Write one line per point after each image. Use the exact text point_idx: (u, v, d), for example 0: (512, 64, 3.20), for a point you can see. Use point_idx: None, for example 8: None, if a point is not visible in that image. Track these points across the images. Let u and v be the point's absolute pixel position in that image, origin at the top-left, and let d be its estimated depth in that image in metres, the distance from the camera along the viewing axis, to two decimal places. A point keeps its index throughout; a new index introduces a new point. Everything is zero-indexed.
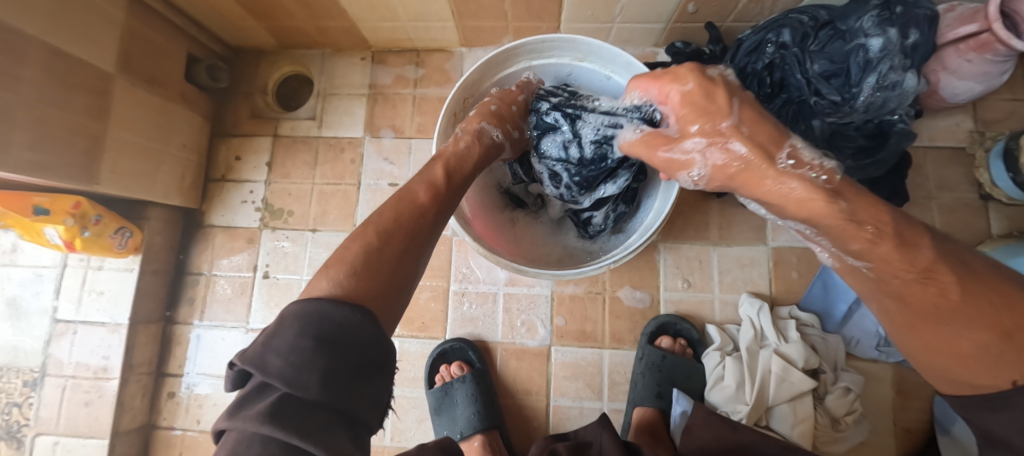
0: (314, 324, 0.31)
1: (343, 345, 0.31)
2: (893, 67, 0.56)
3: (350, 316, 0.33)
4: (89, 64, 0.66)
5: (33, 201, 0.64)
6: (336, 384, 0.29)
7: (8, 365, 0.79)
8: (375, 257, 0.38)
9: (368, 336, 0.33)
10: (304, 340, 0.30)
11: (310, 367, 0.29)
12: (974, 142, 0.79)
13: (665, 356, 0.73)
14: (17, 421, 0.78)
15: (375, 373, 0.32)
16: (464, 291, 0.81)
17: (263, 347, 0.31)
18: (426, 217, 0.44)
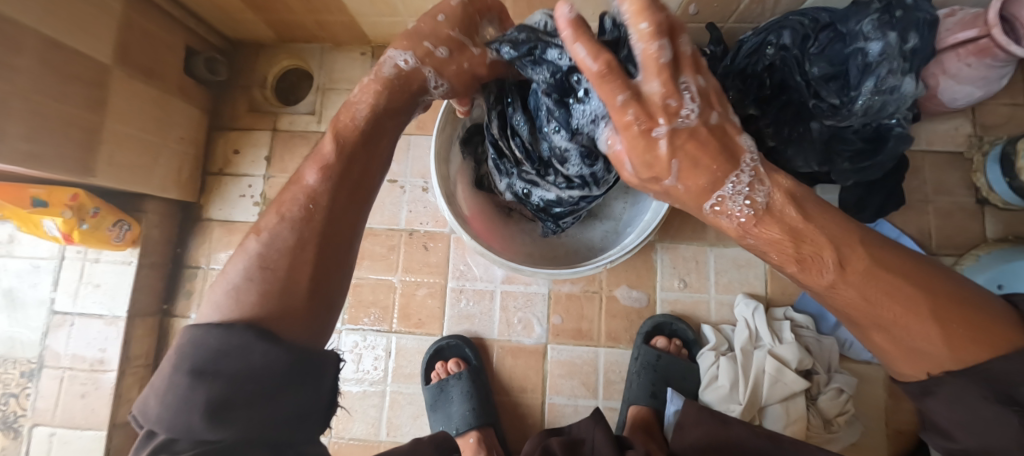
0: (193, 357, 0.29)
1: (226, 377, 0.29)
2: (892, 70, 0.56)
3: (230, 338, 0.30)
4: (85, 55, 0.65)
5: (30, 193, 0.63)
6: (223, 417, 0.28)
7: (4, 355, 0.79)
8: (280, 262, 0.33)
9: (256, 359, 0.29)
10: (184, 377, 0.29)
11: (193, 406, 0.28)
12: (972, 147, 0.80)
13: (660, 356, 0.73)
14: (14, 411, 0.78)
15: (284, 386, 0.30)
16: (462, 289, 0.81)
17: (153, 386, 0.31)
18: (324, 201, 0.36)
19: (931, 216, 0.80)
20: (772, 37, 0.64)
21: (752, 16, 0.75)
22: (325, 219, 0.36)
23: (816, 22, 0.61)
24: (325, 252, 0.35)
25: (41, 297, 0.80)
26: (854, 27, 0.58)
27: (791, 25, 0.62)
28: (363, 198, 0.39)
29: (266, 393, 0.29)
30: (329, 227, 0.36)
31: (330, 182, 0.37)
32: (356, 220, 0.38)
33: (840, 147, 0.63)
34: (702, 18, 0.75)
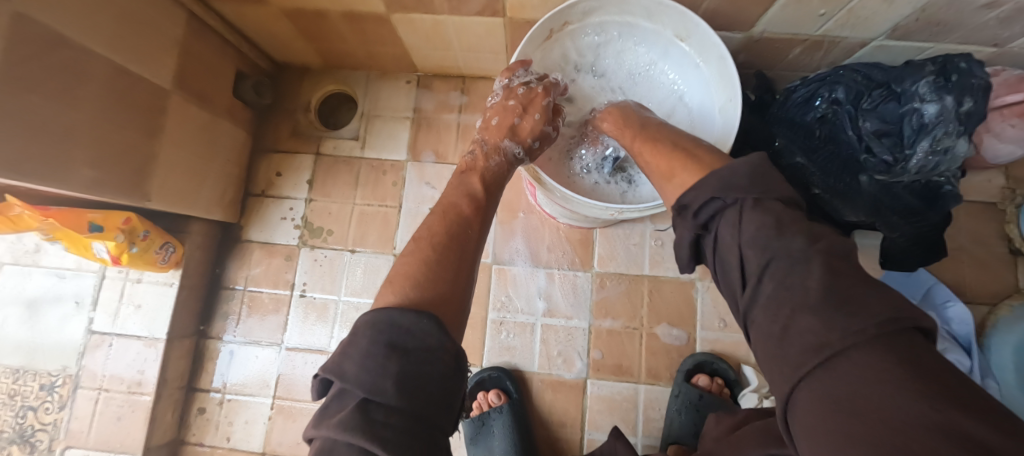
0: (385, 331, 0.36)
1: (410, 356, 0.35)
2: (947, 132, 0.58)
3: (416, 322, 0.37)
4: (148, 82, 0.66)
5: (88, 218, 0.63)
6: (406, 392, 0.33)
7: (25, 367, 0.78)
8: (432, 269, 0.43)
9: (435, 342, 0.36)
10: (380, 347, 0.35)
11: (386, 375, 0.33)
12: (1005, 199, 0.82)
13: (703, 395, 0.73)
14: (31, 425, 0.77)
15: (446, 377, 0.36)
16: (503, 321, 0.82)
17: (341, 356, 0.36)
18: (456, 237, 0.47)
19: (966, 265, 0.81)
20: (825, 90, 0.66)
21: (799, 66, 0.76)
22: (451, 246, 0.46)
23: (870, 80, 0.64)
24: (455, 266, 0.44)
25: (67, 306, 0.80)
26: (911, 87, 0.60)
27: (846, 81, 0.65)
28: (479, 230, 0.50)
29: (435, 381, 0.35)
30: (458, 249, 0.46)
31: (464, 219, 0.50)
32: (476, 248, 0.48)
33: (893, 202, 0.64)
34: (749, 66, 0.77)
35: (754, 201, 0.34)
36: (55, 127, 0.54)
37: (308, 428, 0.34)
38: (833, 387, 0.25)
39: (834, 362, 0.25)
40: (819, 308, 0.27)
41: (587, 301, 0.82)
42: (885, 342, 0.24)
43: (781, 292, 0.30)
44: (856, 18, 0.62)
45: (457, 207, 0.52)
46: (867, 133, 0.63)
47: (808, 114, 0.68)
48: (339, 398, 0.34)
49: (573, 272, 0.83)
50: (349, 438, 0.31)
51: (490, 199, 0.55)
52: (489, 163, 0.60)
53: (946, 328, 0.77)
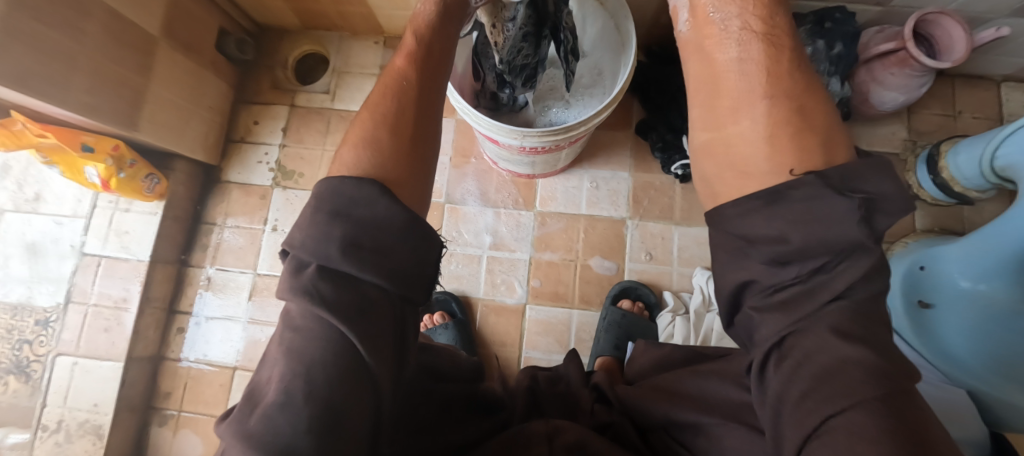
0: (336, 202, 0.33)
1: (358, 222, 0.33)
2: (820, 72, 0.68)
3: (364, 191, 0.34)
4: (138, 26, 0.75)
5: (81, 139, 0.73)
6: (355, 255, 0.31)
7: (22, 305, 0.88)
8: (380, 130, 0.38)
9: (388, 212, 0.34)
10: (324, 217, 0.33)
11: (331, 240, 0.32)
12: (905, 149, 0.91)
13: (625, 314, 0.82)
14: (27, 356, 0.87)
15: (405, 242, 0.34)
16: (453, 252, 0.91)
17: (300, 230, 0.33)
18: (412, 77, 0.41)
19: None
20: None
21: None
22: (403, 97, 0.40)
23: None
24: (413, 106, 0.39)
25: (64, 251, 0.89)
26: (792, 35, 0.69)
27: None
28: (438, 77, 0.43)
29: (388, 243, 0.33)
30: (407, 93, 0.40)
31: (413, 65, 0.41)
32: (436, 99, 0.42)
33: None
34: None
35: (867, 165, 0.28)
36: (62, 56, 0.63)
37: (280, 295, 0.32)
38: (807, 364, 0.27)
39: (830, 356, 0.26)
40: (848, 327, 0.26)
41: (529, 236, 0.91)
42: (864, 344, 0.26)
43: (817, 294, 0.27)
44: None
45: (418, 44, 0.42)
46: None
47: None
48: (293, 271, 0.32)
49: (517, 211, 0.92)
50: (305, 306, 0.30)
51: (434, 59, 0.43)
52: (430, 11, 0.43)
53: None
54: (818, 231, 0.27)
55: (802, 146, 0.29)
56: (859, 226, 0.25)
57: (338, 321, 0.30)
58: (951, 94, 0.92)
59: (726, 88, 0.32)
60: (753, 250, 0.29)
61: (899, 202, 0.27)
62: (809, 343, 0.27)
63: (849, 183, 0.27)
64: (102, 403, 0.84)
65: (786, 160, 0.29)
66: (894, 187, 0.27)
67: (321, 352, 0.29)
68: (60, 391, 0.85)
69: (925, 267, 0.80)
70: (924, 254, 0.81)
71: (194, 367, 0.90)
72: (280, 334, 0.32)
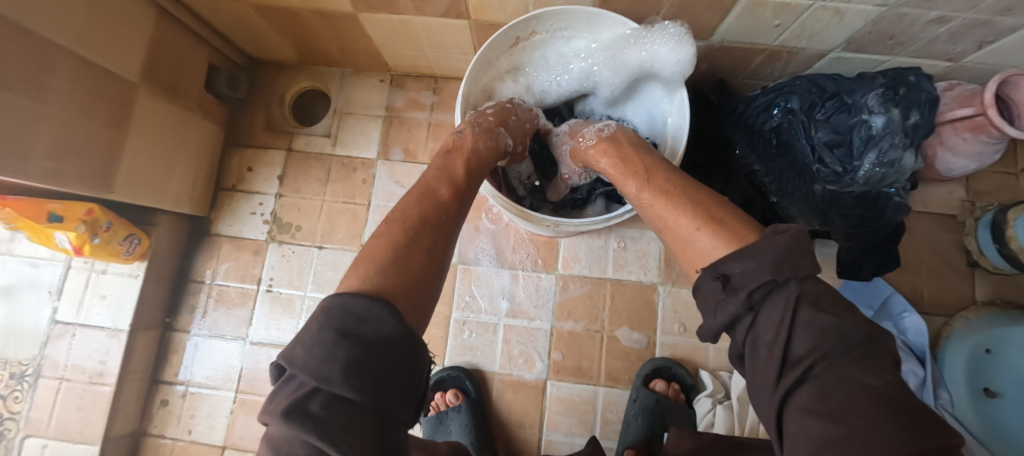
0: (336, 317, 0.34)
1: (362, 345, 0.33)
2: (893, 145, 0.59)
3: (371, 310, 0.35)
4: (114, 74, 0.66)
5: (47, 207, 0.63)
6: (358, 380, 0.31)
7: None
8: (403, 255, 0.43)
9: (391, 329, 0.35)
10: (330, 335, 0.33)
11: (333, 361, 0.31)
12: (964, 210, 0.83)
13: (659, 400, 0.74)
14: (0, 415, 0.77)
15: (404, 364, 0.34)
16: (466, 320, 0.82)
17: (293, 342, 0.33)
18: (445, 213, 0.49)
19: (924, 276, 0.82)
20: (781, 99, 0.67)
21: (762, 75, 0.77)
22: (425, 228, 0.46)
23: (822, 89, 0.64)
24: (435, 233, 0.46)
25: (40, 294, 0.80)
26: (860, 99, 0.61)
27: (800, 89, 0.65)
28: (463, 211, 0.53)
29: (393, 368, 0.33)
30: (437, 225, 0.47)
31: (453, 199, 0.51)
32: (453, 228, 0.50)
33: (838, 208, 0.65)
34: (714, 73, 0.78)
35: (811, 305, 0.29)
36: (20, 120, 0.55)
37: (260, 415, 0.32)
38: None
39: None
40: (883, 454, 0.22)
41: (549, 303, 0.82)
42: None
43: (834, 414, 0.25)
44: (812, 29, 0.63)
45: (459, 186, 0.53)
46: (819, 142, 0.63)
47: (766, 123, 0.69)
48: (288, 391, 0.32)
49: (536, 274, 0.83)
50: (297, 432, 0.29)
51: (468, 184, 0.55)
52: (477, 145, 0.59)
53: (901, 338, 0.78)
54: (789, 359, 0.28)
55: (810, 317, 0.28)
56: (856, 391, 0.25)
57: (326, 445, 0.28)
58: (1013, 151, 0.84)
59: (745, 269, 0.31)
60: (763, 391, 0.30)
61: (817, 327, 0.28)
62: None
63: (778, 299, 0.30)
64: None
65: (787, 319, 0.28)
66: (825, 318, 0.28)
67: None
68: None
69: (992, 351, 0.73)
70: (992, 336, 0.73)
71: (178, 445, 0.82)
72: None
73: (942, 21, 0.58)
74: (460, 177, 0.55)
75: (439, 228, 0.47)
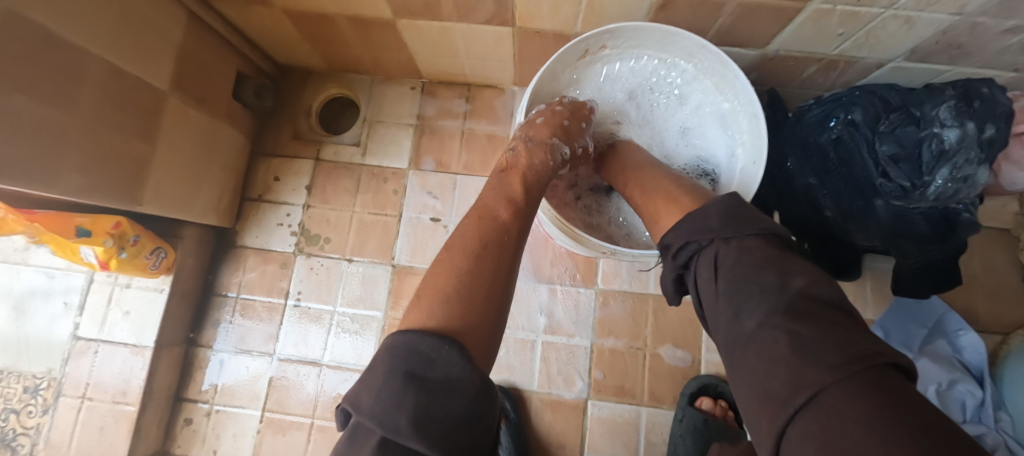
0: (404, 358, 0.32)
1: (432, 391, 0.30)
2: (969, 160, 0.56)
3: (439, 349, 0.33)
4: (145, 83, 0.63)
5: (76, 221, 0.60)
6: (429, 433, 0.29)
7: (9, 370, 0.76)
8: (465, 284, 0.39)
9: (457, 372, 0.32)
10: (397, 379, 0.31)
11: (402, 410, 0.29)
12: (1019, 225, 0.80)
13: (706, 419, 0.71)
14: (13, 429, 0.74)
15: (476, 412, 0.31)
16: (503, 336, 0.79)
17: (361, 384, 0.33)
18: (510, 233, 0.45)
19: (979, 293, 0.79)
20: (840, 111, 0.65)
21: (813, 84, 0.74)
22: (490, 246, 0.43)
23: (886, 102, 0.62)
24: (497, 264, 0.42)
25: (57, 310, 0.77)
26: (930, 111, 0.58)
27: (863, 102, 0.63)
28: (526, 229, 0.48)
29: (465, 420, 0.30)
30: (500, 246, 0.44)
31: (513, 217, 0.47)
32: (519, 250, 0.46)
33: (907, 230, 0.63)
34: (763, 82, 0.76)
35: None
36: (51, 133, 0.52)
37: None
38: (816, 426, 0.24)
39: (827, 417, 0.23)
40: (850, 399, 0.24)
41: (589, 319, 0.79)
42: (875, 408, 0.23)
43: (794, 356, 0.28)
44: (875, 38, 0.60)
45: (513, 202, 0.50)
46: (884, 157, 0.60)
47: (823, 136, 0.66)
48: (353, 435, 0.31)
49: (576, 289, 0.80)
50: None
51: (528, 203, 0.51)
52: (532, 160, 0.56)
53: (958, 357, 0.75)
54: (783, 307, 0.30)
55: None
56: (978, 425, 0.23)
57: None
58: None
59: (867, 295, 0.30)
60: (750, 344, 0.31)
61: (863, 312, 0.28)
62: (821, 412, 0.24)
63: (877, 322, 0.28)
64: None
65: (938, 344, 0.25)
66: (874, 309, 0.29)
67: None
68: None
69: None
70: None
71: None
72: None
73: (1016, 32, 0.55)
74: (520, 193, 0.52)
75: (502, 250, 0.43)
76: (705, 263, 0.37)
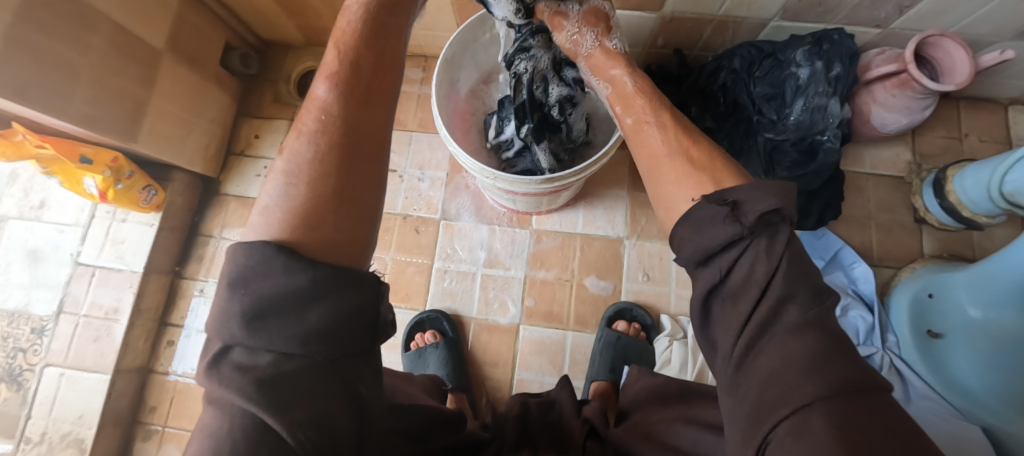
0: (253, 280, 0.27)
1: (290, 296, 0.27)
2: (818, 92, 0.69)
3: (285, 263, 0.27)
4: (144, 42, 0.76)
5: (79, 150, 0.74)
6: (261, 327, 0.26)
7: (19, 312, 0.88)
8: (312, 193, 0.31)
9: (315, 285, 0.27)
10: (224, 291, 0.28)
11: (232, 317, 0.27)
12: (911, 172, 0.89)
13: (620, 336, 0.80)
14: (20, 365, 0.85)
15: (320, 300, 0.27)
16: (447, 269, 0.90)
17: (218, 316, 0.28)
18: (331, 110, 0.33)
19: (874, 231, 0.88)
20: (725, 62, 0.74)
21: (715, 47, 0.82)
22: (341, 146, 0.32)
23: (760, 51, 0.71)
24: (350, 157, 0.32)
25: (64, 256, 0.90)
26: (790, 55, 0.69)
27: (741, 52, 0.72)
28: (385, 105, 0.35)
29: (296, 306, 0.27)
30: (351, 134, 0.32)
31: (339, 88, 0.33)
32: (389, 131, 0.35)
33: (780, 157, 0.74)
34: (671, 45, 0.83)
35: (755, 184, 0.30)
36: (64, 68, 0.64)
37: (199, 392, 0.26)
38: (761, 369, 0.26)
39: (781, 361, 0.25)
40: (793, 340, 0.26)
41: (524, 253, 0.89)
42: (817, 344, 0.25)
43: (743, 296, 0.28)
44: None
45: (341, 64, 0.35)
46: (759, 96, 0.72)
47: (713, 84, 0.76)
48: (201, 356, 0.28)
49: (512, 228, 0.91)
50: (225, 397, 0.25)
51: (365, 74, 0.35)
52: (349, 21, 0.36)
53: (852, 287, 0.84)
54: (700, 237, 0.30)
55: (694, 184, 0.33)
56: (727, 224, 0.28)
57: (249, 404, 0.24)
58: (956, 117, 0.90)
59: (651, 156, 0.37)
60: (687, 260, 0.32)
61: (774, 200, 0.28)
62: (767, 352, 0.26)
63: (721, 195, 0.31)
64: (86, 416, 0.82)
65: (687, 191, 0.33)
66: (766, 189, 0.29)
67: (233, 436, 0.24)
68: (45, 402, 0.84)
69: (934, 295, 0.77)
70: (931, 280, 0.78)
71: (182, 381, 0.89)
72: (195, 433, 0.26)
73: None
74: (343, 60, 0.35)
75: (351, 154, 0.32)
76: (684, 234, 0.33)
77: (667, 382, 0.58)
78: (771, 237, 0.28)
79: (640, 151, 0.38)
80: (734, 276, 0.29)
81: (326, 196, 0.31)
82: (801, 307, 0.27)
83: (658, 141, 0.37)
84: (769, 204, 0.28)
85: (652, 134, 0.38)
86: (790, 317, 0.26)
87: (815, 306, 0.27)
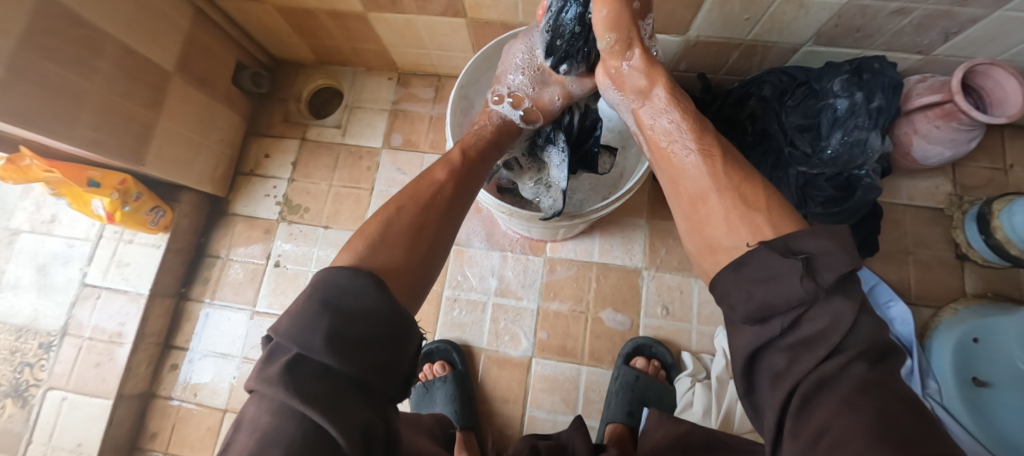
0: (329, 293, 0.32)
1: (351, 312, 0.31)
2: (858, 125, 0.64)
3: (359, 283, 0.33)
4: (154, 63, 0.74)
5: (87, 174, 0.73)
6: (339, 349, 0.29)
7: (26, 329, 0.86)
8: (392, 234, 0.38)
9: (378, 305, 0.32)
10: (314, 305, 0.31)
11: (315, 331, 0.30)
12: (951, 204, 0.84)
13: (638, 376, 0.76)
14: (27, 380, 0.84)
15: (382, 323, 0.32)
16: (456, 298, 0.86)
17: (289, 316, 0.32)
18: (441, 190, 0.44)
19: (910, 267, 0.83)
20: (754, 89, 0.71)
21: (742, 71, 0.78)
22: (433, 207, 0.42)
23: (793, 79, 0.68)
24: (433, 216, 0.42)
25: (72, 271, 0.89)
26: (827, 85, 0.65)
27: (772, 79, 0.69)
28: (468, 190, 0.47)
29: (366, 324, 0.31)
30: (431, 202, 0.42)
31: (450, 175, 0.46)
32: (461, 209, 0.46)
33: (813, 192, 0.69)
34: (694, 69, 0.80)
35: (818, 231, 0.30)
36: (69, 91, 0.63)
37: (251, 380, 0.30)
38: (829, 425, 0.25)
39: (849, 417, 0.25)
40: (856, 400, 0.25)
41: (537, 283, 0.85)
42: (882, 402, 0.25)
43: (815, 346, 0.27)
44: (781, 24, 0.63)
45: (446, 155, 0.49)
46: (792, 127, 0.68)
47: (741, 112, 0.73)
48: (270, 357, 0.31)
49: (525, 256, 0.87)
50: (276, 392, 0.28)
51: (469, 168, 0.48)
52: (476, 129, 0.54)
53: (889, 328, 0.77)
54: (774, 287, 0.29)
55: (752, 225, 0.34)
56: (802, 282, 0.28)
57: (314, 414, 0.27)
58: (1000, 146, 0.84)
59: (685, 189, 0.40)
60: (735, 315, 0.32)
61: (848, 256, 0.28)
62: (830, 406, 0.26)
63: (790, 245, 0.31)
64: (86, 443, 0.81)
65: (742, 235, 0.34)
66: (837, 243, 0.29)
67: (293, 441, 0.27)
68: (47, 427, 0.82)
69: (979, 341, 0.72)
70: (976, 324, 0.73)
71: (183, 407, 0.87)
72: (248, 427, 0.29)
73: (903, 13, 0.59)
74: (459, 158, 0.49)
75: (430, 214, 0.42)
76: (741, 287, 0.32)
77: (691, 430, 0.55)
78: (846, 293, 0.28)
79: (667, 175, 0.42)
80: (802, 329, 0.28)
81: (404, 241, 0.38)
82: (865, 363, 0.27)
83: (696, 172, 0.39)
84: (847, 261, 0.28)
85: (684, 164, 0.40)
86: (853, 374, 0.26)
87: (877, 365, 0.27)
